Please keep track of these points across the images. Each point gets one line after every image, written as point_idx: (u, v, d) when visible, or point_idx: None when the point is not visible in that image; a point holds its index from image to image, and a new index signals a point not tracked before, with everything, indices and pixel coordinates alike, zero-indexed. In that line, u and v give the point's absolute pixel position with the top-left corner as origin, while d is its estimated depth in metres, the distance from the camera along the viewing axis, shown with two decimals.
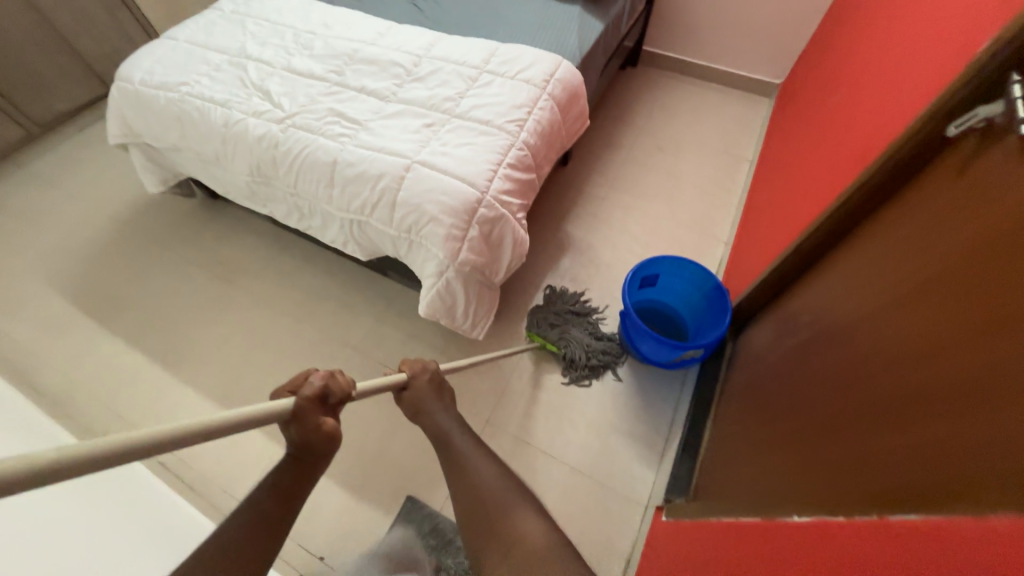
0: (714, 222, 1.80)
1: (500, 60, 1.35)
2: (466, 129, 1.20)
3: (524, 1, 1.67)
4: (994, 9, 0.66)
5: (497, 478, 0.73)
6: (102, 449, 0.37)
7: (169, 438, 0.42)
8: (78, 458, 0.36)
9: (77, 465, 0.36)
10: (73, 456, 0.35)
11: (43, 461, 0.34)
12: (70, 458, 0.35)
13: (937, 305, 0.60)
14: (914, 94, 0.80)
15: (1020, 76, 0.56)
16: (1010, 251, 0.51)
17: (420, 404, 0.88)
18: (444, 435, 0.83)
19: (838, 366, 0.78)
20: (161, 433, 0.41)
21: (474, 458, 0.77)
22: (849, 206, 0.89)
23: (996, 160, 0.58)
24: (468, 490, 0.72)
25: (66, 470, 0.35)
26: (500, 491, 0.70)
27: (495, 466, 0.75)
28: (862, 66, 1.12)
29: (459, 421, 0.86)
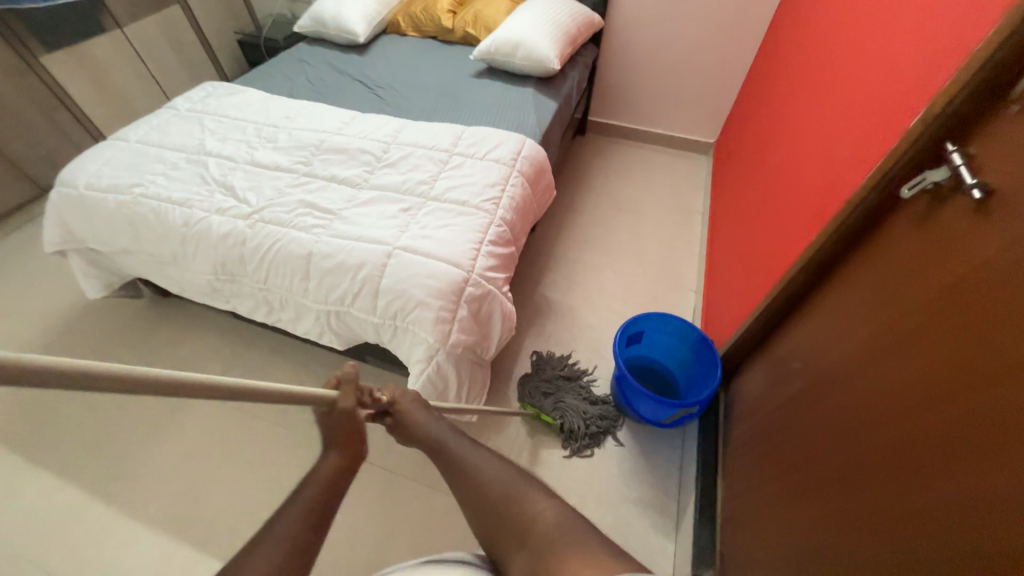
0: (680, 273, 1.89)
1: (468, 143, 1.41)
2: (443, 211, 1.20)
3: (481, 86, 1.79)
4: (911, 91, 0.77)
5: (499, 466, 0.81)
6: (140, 374, 0.39)
7: (187, 381, 0.43)
8: (106, 373, 0.37)
9: (101, 379, 0.37)
10: (102, 369, 0.36)
11: (83, 366, 0.35)
12: (99, 371, 0.36)
13: (923, 352, 0.64)
14: (855, 159, 0.90)
15: (956, 146, 0.65)
16: (986, 303, 0.55)
17: (406, 420, 0.87)
18: (441, 446, 0.85)
19: (839, 413, 0.79)
20: (181, 378, 0.42)
21: (478, 459, 0.82)
22: (815, 258, 0.96)
23: (952, 216, 0.64)
24: (478, 490, 0.78)
25: (91, 380, 0.36)
26: (509, 482, 0.78)
27: (498, 459, 0.82)
28: (794, 131, 1.27)
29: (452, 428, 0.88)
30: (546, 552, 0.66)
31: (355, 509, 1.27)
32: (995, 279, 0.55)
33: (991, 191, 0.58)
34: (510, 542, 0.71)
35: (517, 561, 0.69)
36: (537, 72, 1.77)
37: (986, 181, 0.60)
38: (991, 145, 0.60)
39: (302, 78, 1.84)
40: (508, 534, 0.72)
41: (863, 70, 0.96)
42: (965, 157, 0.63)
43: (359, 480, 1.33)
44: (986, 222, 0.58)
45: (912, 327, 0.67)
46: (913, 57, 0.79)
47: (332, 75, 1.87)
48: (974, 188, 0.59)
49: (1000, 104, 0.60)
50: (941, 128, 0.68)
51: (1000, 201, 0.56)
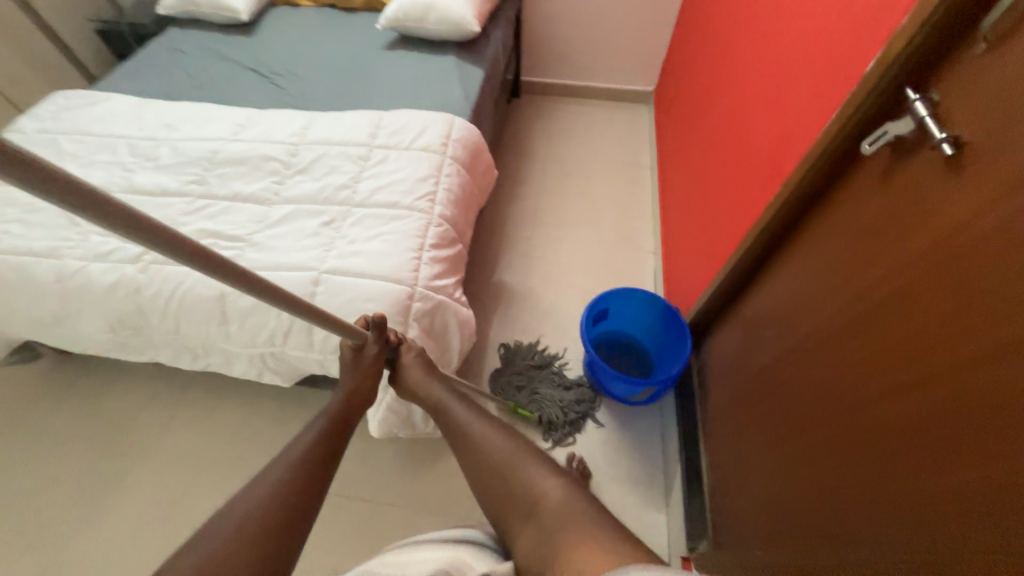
0: (636, 236, 1.84)
1: (389, 132, 1.24)
2: (373, 218, 1.06)
3: (395, 60, 1.57)
4: (863, 29, 0.70)
5: (503, 443, 0.84)
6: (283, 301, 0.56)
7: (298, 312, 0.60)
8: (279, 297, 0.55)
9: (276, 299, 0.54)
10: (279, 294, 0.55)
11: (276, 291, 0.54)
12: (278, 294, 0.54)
13: (902, 325, 0.61)
14: (808, 110, 0.83)
15: (919, 94, 0.59)
16: (970, 274, 0.51)
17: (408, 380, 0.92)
18: (444, 409, 0.92)
19: (819, 383, 0.76)
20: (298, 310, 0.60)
21: (481, 433, 0.86)
22: (779, 219, 0.91)
23: (922, 171, 0.59)
24: (482, 464, 0.82)
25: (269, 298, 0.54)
26: (511, 457, 0.82)
27: (502, 433, 0.86)
28: (738, 77, 1.19)
29: (457, 395, 0.93)
30: (552, 530, 0.70)
31: (336, 550, 1.18)
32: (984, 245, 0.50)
33: (964, 143, 0.53)
34: (514, 520, 0.75)
35: (523, 535, 0.72)
36: (456, 36, 1.58)
37: (956, 133, 0.54)
38: (959, 91, 0.54)
39: (181, 73, 1.56)
40: (512, 513, 0.76)
41: (807, 6, 0.88)
42: (929, 107, 0.57)
43: (335, 517, 1.23)
44: (966, 178, 0.53)
45: (892, 294, 0.62)
46: None
47: (217, 64, 1.58)
48: (944, 142, 0.54)
49: (965, 43, 0.54)
50: (901, 74, 0.62)
51: (981, 155, 0.51)
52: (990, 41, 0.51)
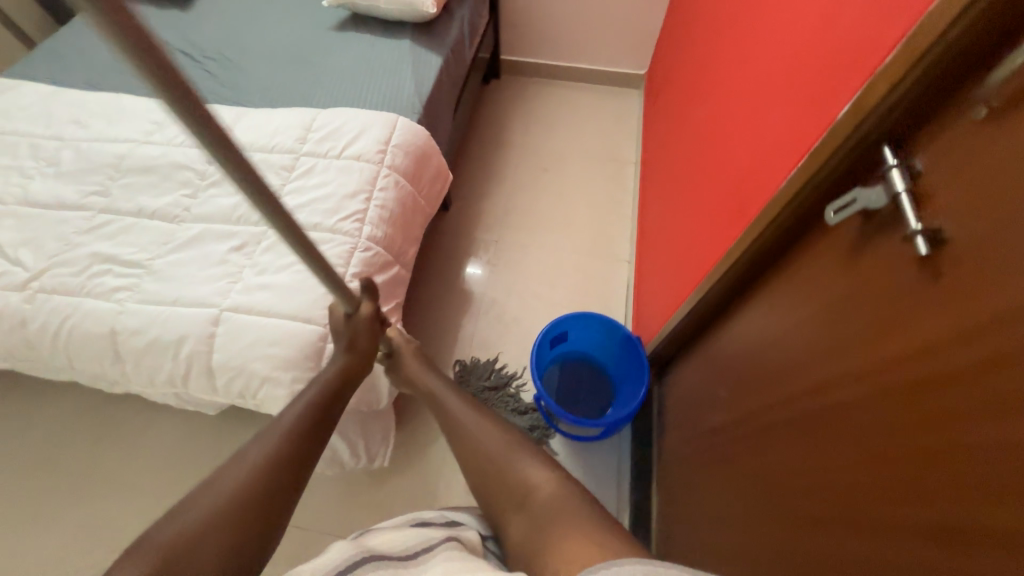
0: (612, 243, 1.70)
1: (321, 135, 1.10)
2: (288, 243, 0.94)
3: (343, 44, 1.40)
4: (837, 61, 0.54)
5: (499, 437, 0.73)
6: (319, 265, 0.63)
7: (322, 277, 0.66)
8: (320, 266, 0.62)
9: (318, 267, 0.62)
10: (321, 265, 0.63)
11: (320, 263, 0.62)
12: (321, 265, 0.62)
13: (847, 448, 0.49)
14: (770, 148, 0.68)
15: (895, 161, 0.45)
16: (933, 419, 0.39)
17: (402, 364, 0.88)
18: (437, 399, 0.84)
19: (767, 479, 0.64)
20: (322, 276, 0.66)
21: (473, 422, 0.76)
22: (737, 270, 0.78)
23: (893, 258, 0.45)
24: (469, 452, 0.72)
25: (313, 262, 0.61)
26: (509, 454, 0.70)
27: (496, 425, 0.75)
28: (716, 81, 1.02)
29: (453, 388, 0.85)
30: (543, 526, 0.58)
31: None
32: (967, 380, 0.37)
33: (944, 242, 0.40)
34: (505, 508, 0.65)
35: (513, 527, 0.63)
36: (410, 17, 1.40)
37: (934, 225, 0.41)
38: (945, 166, 0.41)
39: (105, 56, 1.40)
40: (502, 503, 0.66)
41: (786, 10, 0.71)
42: (907, 180, 0.44)
43: None
44: (947, 285, 0.39)
45: (842, 404, 0.50)
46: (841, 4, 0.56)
47: None
48: (918, 235, 0.41)
49: (959, 103, 0.40)
50: (875, 129, 0.48)
51: (967, 260, 0.38)
52: (993, 106, 0.37)
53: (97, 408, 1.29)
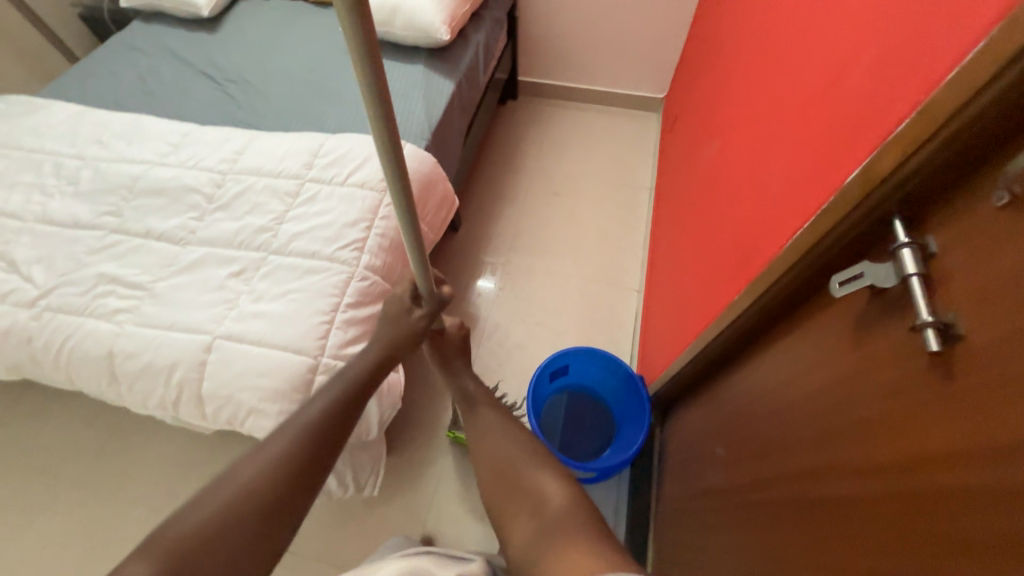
0: (621, 271, 1.66)
1: (327, 161, 1.10)
2: (286, 270, 0.95)
3: (358, 68, 1.42)
4: (850, 119, 0.50)
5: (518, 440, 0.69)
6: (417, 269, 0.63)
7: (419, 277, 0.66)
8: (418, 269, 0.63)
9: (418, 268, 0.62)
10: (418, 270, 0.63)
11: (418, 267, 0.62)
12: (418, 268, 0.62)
13: (843, 550, 0.45)
14: (777, 202, 0.64)
15: (907, 239, 0.41)
16: (941, 546, 0.35)
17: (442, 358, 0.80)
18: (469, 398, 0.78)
19: (764, 564, 0.58)
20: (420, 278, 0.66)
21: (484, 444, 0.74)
22: (739, 326, 0.73)
23: (902, 346, 0.41)
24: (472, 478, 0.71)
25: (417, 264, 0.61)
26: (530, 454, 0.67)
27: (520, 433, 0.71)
28: (730, 118, 0.98)
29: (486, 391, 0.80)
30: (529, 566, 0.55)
31: None
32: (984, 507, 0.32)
33: (958, 338, 0.36)
34: (503, 536, 0.61)
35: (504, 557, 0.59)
36: (425, 43, 1.41)
37: (948, 320, 0.37)
38: (960, 252, 0.37)
39: (133, 76, 1.45)
40: (500, 528, 0.62)
41: (801, 54, 0.68)
42: (918, 263, 0.40)
43: None
44: (963, 391, 0.35)
45: (840, 501, 0.46)
46: (857, 58, 0.52)
47: (171, 66, 1.47)
48: (928, 329, 0.37)
49: (978, 184, 0.36)
50: (886, 201, 0.44)
51: (986, 366, 0.33)
52: (1016, 194, 0.33)
53: (104, 415, 1.33)
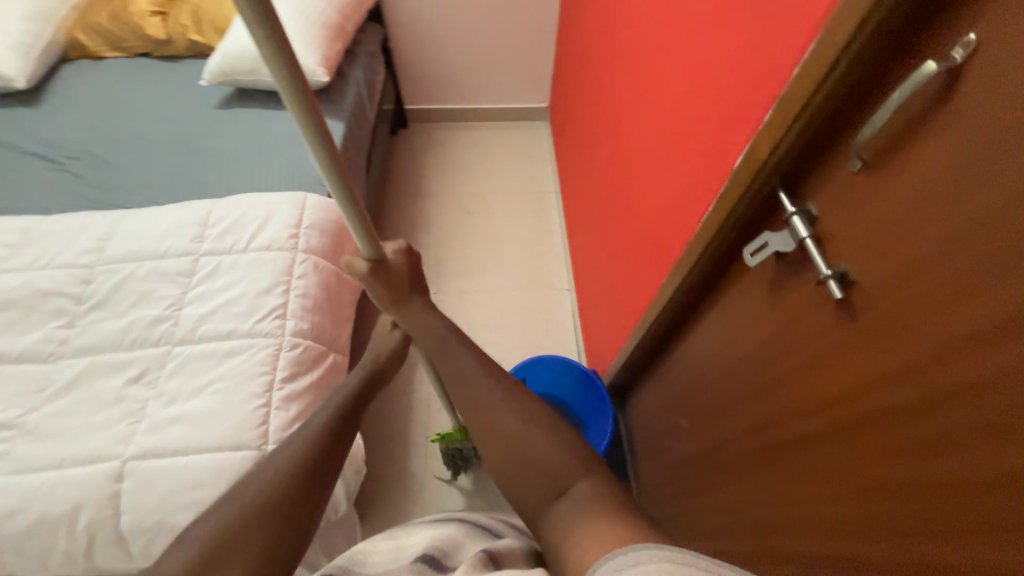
0: (549, 275, 1.72)
1: (221, 229, 1.00)
2: (199, 359, 0.84)
3: (231, 123, 1.31)
4: (721, 116, 0.58)
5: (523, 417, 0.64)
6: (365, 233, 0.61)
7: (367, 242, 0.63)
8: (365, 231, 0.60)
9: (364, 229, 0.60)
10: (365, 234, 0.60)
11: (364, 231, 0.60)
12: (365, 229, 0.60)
13: (809, 485, 0.51)
14: (677, 191, 0.72)
15: (795, 208, 0.49)
16: (883, 460, 0.41)
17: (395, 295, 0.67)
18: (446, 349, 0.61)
19: (746, 516, 0.63)
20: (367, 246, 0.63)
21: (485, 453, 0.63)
22: (672, 306, 0.80)
23: (813, 298, 0.48)
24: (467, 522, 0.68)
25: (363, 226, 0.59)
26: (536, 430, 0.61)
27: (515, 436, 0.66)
28: (614, 120, 1.07)
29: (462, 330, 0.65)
30: None
31: None
32: (909, 414, 0.39)
33: (852, 283, 0.43)
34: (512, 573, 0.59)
35: None
36: None
37: (843, 270, 0.44)
38: (836, 212, 0.45)
39: None
40: None
41: (662, 60, 0.77)
42: (808, 226, 0.47)
43: None
44: (868, 325, 0.42)
45: (798, 442, 0.52)
46: (712, 62, 0.60)
47: None
48: (831, 281, 0.44)
49: (834, 155, 0.45)
50: (771, 178, 0.51)
51: (879, 301, 0.41)
52: (864, 159, 0.41)
53: None
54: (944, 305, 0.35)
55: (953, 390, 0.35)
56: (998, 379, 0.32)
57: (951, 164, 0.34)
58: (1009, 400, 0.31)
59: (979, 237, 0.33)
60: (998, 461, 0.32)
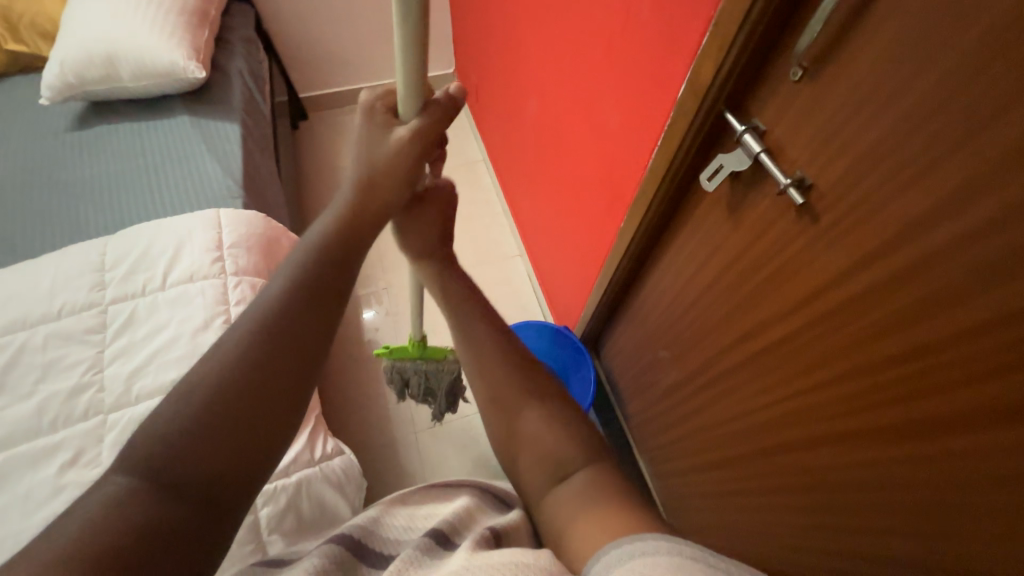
0: (497, 244, 1.69)
1: (123, 270, 0.85)
2: (144, 421, 0.73)
3: (99, 147, 1.11)
4: (656, 46, 0.57)
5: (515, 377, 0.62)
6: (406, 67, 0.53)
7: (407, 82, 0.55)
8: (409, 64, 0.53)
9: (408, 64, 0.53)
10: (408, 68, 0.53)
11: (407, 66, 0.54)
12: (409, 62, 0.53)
13: (795, 374, 0.56)
14: (621, 132, 0.71)
15: (744, 125, 0.50)
16: (863, 336, 0.46)
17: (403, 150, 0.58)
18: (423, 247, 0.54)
19: (749, 419, 0.67)
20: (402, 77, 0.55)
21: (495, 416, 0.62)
22: (636, 247, 0.81)
23: (775, 208, 0.51)
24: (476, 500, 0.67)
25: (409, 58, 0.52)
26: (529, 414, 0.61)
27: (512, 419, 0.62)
28: (534, 72, 1.04)
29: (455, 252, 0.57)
30: None
31: None
32: (900, 286, 0.42)
33: (810, 187, 0.46)
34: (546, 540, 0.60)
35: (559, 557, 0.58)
36: (175, 89, 1.15)
37: (800, 176, 0.47)
38: (786, 123, 0.47)
39: None
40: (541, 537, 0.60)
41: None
42: (760, 140, 0.49)
43: None
44: (839, 218, 0.44)
45: (779, 341, 0.57)
46: None
47: None
48: (791, 188, 0.46)
49: (776, 67, 0.46)
50: (717, 100, 0.51)
51: (845, 194, 0.43)
52: (806, 66, 0.43)
53: None
54: (916, 179, 0.38)
55: (940, 253, 0.38)
56: (981, 233, 0.35)
57: (901, 49, 0.36)
58: (996, 249, 0.34)
59: (939, 111, 0.35)
60: (996, 304, 0.35)
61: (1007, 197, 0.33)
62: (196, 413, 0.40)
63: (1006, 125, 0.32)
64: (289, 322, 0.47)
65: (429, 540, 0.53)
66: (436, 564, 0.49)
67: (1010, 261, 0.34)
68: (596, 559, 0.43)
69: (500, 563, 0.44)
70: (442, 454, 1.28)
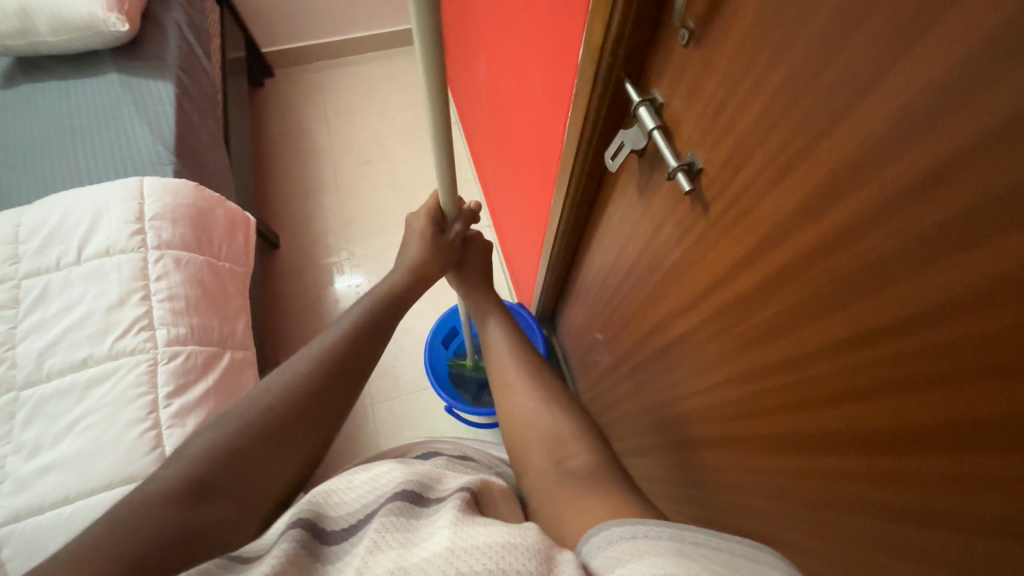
0: None
1: (37, 243, 0.83)
2: (57, 398, 0.73)
3: (24, 106, 1.05)
4: (558, 2, 0.49)
5: (529, 400, 0.64)
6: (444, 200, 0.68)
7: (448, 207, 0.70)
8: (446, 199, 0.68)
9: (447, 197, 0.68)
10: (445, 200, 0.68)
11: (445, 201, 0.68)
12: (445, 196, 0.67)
13: (726, 359, 0.46)
14: (543, 98, 0.63)
15: (640, 98, 0.45)
16: (795, 313, 0.36)
17: (461, 261, 0.79)
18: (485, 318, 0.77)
19: (682, 407, 0.58)
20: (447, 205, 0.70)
21: (501, 391, 0.68)
22: (571, 221, 0.74)
23: (676, 192, 0.45)
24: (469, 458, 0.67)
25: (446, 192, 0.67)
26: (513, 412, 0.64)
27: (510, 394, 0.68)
28: (469, 19, 0.90)
29: (489, 300, 0.79)
30: None
31: None
32: (822, 260, 0.32)
33: (699, 172, 0.41)
34: None
35: None
36: (100, 42, 1.07)
37: (692, 160, 0.41)
38: (679, 95, 0.41)
39: None
40: None
41: None
42: (655, 116, 0.44)
43: None
44: (726, 207, 0.39)
45: (707, 321, 0.47)
46: None
47: None
48: (680, 174, 0.42)
49: (669, 27, 0.40)
50: (615, 68, 0.45)
51: (729, 182, 0.38)
52: (692, 27, 0.37)
53: None
54: (800, 158, 0.31)
55: (867, 220, 0.28)
56: (915, 192, 0.25)
57: (777, 10, 0.30)
58: (930, 218, 0.24)
59: (811, 87, 0.29)
60: (933, 291, 0.25)
61: (944, 145, 0.23)
62: (241, 413, 0.50)
63: (881, 95, 0.25)
64: (355, 346, 0.59)
65: (401, 506, 0.47)
66: (418, 533, 0.44)
67: (950, 233, 0.24)
68: (586, 540, 0.43)
69: (488, 541, 0.39)
70: (394, 428, 1.25)
